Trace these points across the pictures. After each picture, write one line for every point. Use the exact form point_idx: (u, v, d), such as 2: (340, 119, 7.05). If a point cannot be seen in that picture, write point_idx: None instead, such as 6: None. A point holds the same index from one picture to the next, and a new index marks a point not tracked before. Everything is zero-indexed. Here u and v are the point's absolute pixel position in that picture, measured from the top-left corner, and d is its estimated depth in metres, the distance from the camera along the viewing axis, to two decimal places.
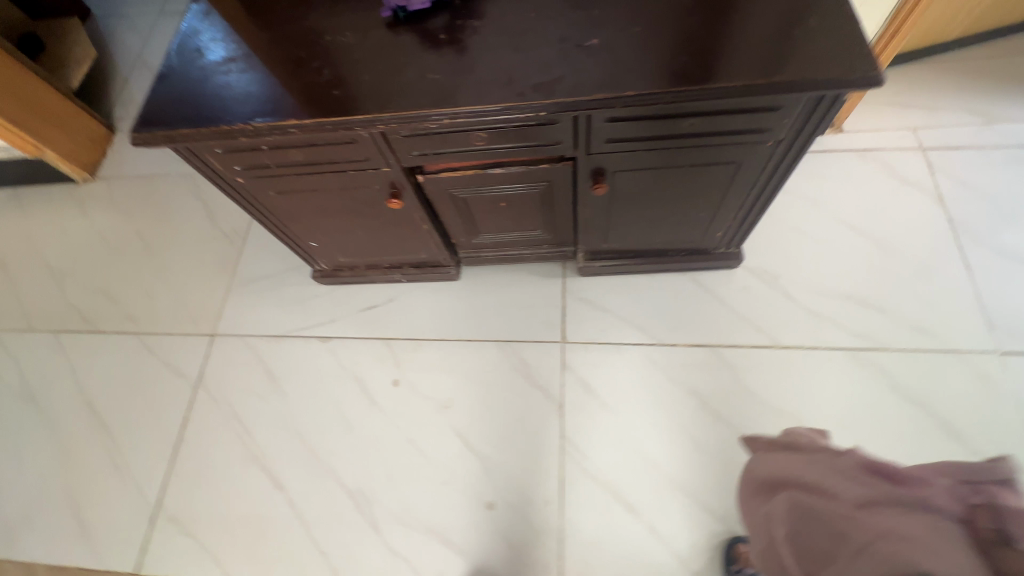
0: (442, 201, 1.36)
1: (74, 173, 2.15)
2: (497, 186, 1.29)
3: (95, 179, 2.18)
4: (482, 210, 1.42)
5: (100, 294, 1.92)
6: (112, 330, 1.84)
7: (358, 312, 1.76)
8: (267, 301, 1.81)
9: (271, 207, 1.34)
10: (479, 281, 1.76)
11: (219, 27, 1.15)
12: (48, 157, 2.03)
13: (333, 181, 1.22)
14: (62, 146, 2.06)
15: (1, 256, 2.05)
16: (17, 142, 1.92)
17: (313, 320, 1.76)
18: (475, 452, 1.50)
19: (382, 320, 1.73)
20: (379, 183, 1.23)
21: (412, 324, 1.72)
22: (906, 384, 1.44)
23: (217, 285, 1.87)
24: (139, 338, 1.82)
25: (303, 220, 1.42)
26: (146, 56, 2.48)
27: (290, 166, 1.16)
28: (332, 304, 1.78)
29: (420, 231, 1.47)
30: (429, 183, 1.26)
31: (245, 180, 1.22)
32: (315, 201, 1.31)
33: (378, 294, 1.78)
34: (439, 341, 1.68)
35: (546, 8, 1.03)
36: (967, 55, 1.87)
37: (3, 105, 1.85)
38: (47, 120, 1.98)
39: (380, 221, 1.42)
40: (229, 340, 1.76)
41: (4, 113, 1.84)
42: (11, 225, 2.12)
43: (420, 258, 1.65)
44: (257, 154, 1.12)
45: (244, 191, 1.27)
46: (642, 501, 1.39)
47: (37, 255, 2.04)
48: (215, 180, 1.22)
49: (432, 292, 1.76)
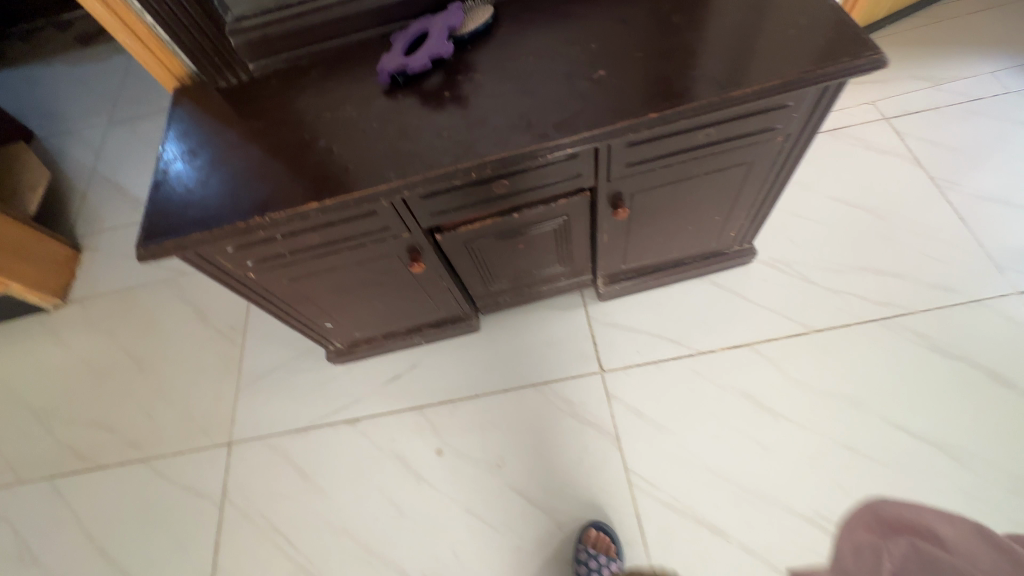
0: (460, 254, 1.32)
1: (44, 302, 2.00)
2: (516, 230, 1.27)
3: (68, 304, 2.05)
4: (500, 256, 1.39)
5: (94, 425, 1.76)
6: (115, 462, 1.68)
7: (382, 385, 1.67)
8: (283, 394, 1.70)
9: (285, 296, 1.28)
10: (500, 327, 1.71)
11: (207, 125, 1.11)
12: (14, 291, 1.87)
13: (350, 257, 1.17)
14: (29, 277, 1.93)
15: None
16: None
17: (336, 404, 1.66)
18: (540, 507, 1.41)
19: (410, 388, 1.65)
20: (399, 250, 1.19)
21: (442, 386, 1.64)
22: (945, 342, 1.45)
23: (224, 389, 1.75)
24: (147, 465, 1.66)
25: (319, 302, 1.35)
26: (103, 168, 2.39)
27: (307, 251, 1.11)
28: (353, 382, 1.69)
29: (440, 289, 1.43)
30: (449, 240, 1.23)
31: (257, 273, 1.16)
32: (331, 280, 1.25)
33: (399, 362, 1.70)
34: (474, 397, 1.60)
35: (543, 50, 1.04)
36: (900, 28, 2.01)
37: None
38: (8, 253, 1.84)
39: (399, 287, 1.37)
40: (248, 445, 1.64)
41: None
42: None
43: (439, 316, 1.59)
44: (272, 246, 1.07)
45: (256, 286, 1.21)
46: (725, 520, 1.33)
47: (14, 398, 1.86)
48: (226, 280, 1.15)
49: (455, 349, 1.69)
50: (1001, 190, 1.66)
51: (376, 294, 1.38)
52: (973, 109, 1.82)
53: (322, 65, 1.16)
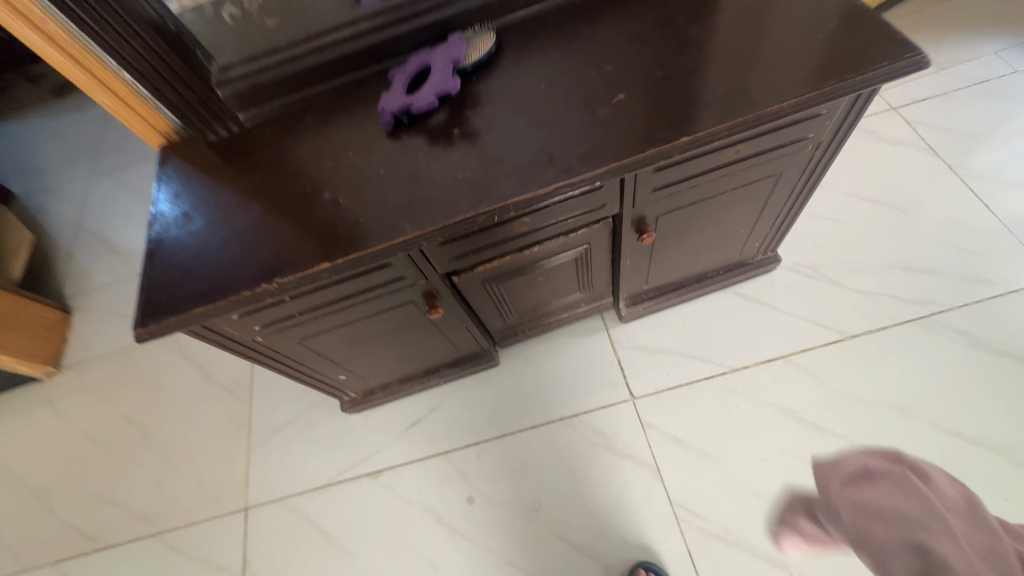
0: (478, 293, 1.25)
1: (36, 372, 1.90)
2: (535, 264, 1.20)
3: (62, 371, 1.94)
4: (518, 290, 1.32)
5: (100, 500, 1.66)
6: (125, 539, 1.58)
7: (403, 432, 1.58)
8: (298, 450, 1.61)
9: (296, 355, 1.20)
10: (520, 359, 1.63)
11: (200, 183, 1.04)
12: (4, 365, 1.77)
13: (364, 309, 1.10)
14: (19, 347, 1.82)
15: None
16: None
17: (356, 457, 1.57)
18: (584, 551, 1.33)
19: (431, 432, 1.57)
20: (415, 297, 1.12)
21: (466, 428, 1.56)
22: (988, 337, 1.39)
23: (235, 450, 1.66)
24: (160, 539, 1.56)
25: (331, 357, 1.27)
26: (88, 223, 2.30)
27: (318, 309, 1.04)
28: (371, 432, 1.61)
29: (457, 329, 1.36)
30: (465, 281, 1.16)
31: (266, 337, 1.08)
32: (344, 334, 1.18)
33: (417, 406, 1.62)
34: (500, 437, 1.52)
35: (555, 75, 0.98)
36: (897, 14, 1.97)
37: None
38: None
39: (414, 332, 1.29)
40: (266, 508, 1.54)
41: None
42: None
43: (457, 355, 1.51)
44: (281, 309, 0.99)
45: (265, 349, 1.12)
46: (782, 548, 1.26)
47: (10, 478, 1.76)
48: (233, 348, 1.07)
49: (475, 387, 1.61)
50: (1023, 173, 1.61)
51: (392, 342, 1.30)
52: (981, 91, 1.78)
53: (318, 108, 1.09)
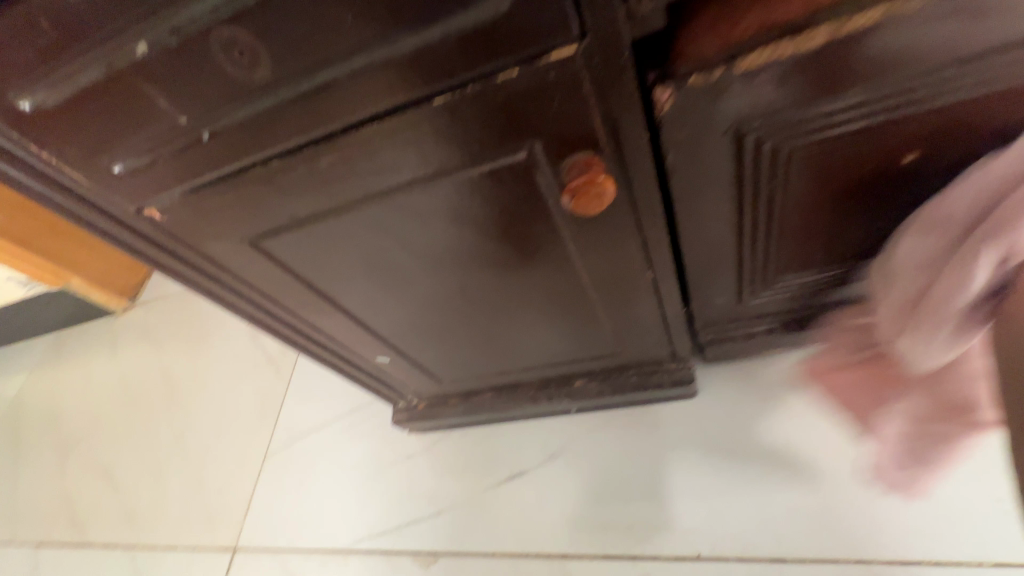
0: (715, 188, 0.46)
1: (111, 303, 1.39)
2: (940, 68, 0.37)
3: (130, 306, 1.41)
4: (820, 194, 0.48)
5: (93, 476, 1.19)
6: (101, 544, 1.09)
7: (491, 491, 0.83)
8: (325, 472, 0.97)
9: (262, 280, 0.54)
10: (749, 396, 0.74)
11: None
12: (74, 288, 1.30)
13: (392, 155, 0.39)
14: (95, 268, 1.33)
15: None
16: (28, 270, 1.23)
17: (402, 511, 0.87)
18: None
19: (539, 501, 0.79)
20: (541, 136, 0.37)
21: (608, 511, 0.75)
22: None
23: (253, 448, 1.08)
24: (133, 557, 1.04)
25: (351, 307, 0.59)
26: None
27: (253, 122, 0.36)
28: (436, 473, 0.88)
29: (631, 293, 0.56)
30: (699, 104, 0.38)
31: (164, 209, 0.44)
32: (359, 238, 0.48)
33: (521, 446, 0.84)
34: (686, 558, 0.68)
35: None
36: None
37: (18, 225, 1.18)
38: (65, 231, 1.26)
39: (531, 278, 0.54)
40: (266, 557, 0.93)
41: (16, 236, 1.18)
42: None
43: (616, 360, 0.71)
44: (140, 88, 0.34)
45: (187, 252, 0.49)
46: None
47: (15, 419, 1.34)
48: (104, 231, 0.46)
49: (642, 434, 0.78)
50: None
51: (477, 295, 0.57)
52: None
53: None
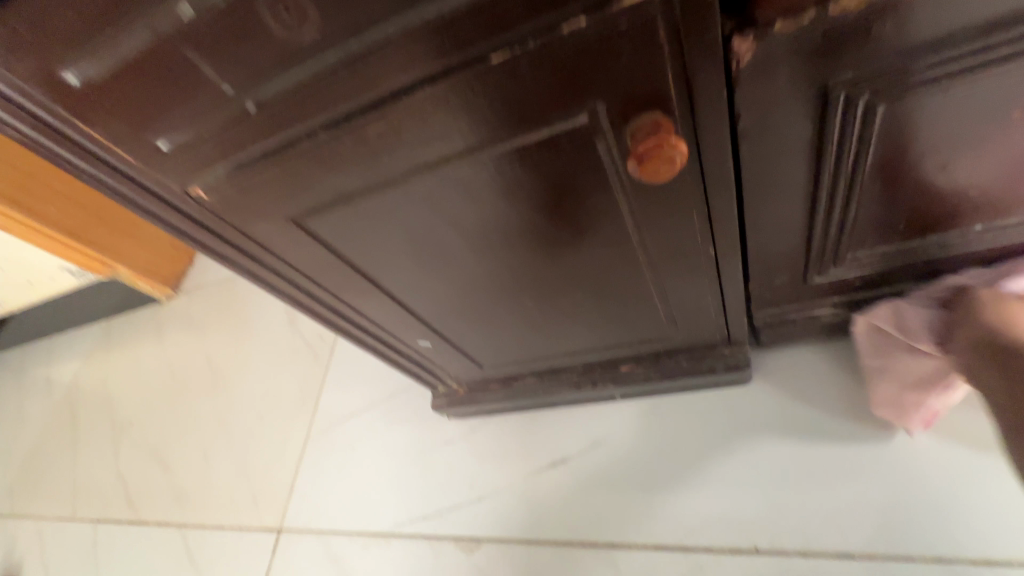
0: (791, 152, 0.42)
1: (157, 291, 1.43)
2: None
3: (175, 294, 1.45)
4: (910, 157, 0.43)
5: (145, 457, 1.23)
6: (154, 522, 1.13)
7: (533, 478, 0.81)
8: (365, 457, 0.98)
9: (306, 262, 0.53)
10: (808, 382, 0.70)
11: None
12: (123, 277, 1.34)
13: (443, 122, 0.36)
14: (142, 257, 1.36)
15: (34, 413, 1.43)
16: (80, 260, 1.27)
17: (443, 497, 0.86)
18: None
19: (583, 489, 0.77)
20: (605, 96, 0.34)
21: (656, 501, 0.72)
22: None
23: (294, 432, 1.10)
24: (185, 535, 1.08)
25: (395, 289, 0.57)
26: None
27: (300, 90, 0.34)
28: (477, 459, 0.87)
29: (689, 271, 0.52)
30: (781, 53, 0.34)
31: (209, 187, 0.43)
32: (405, 214, 0.46)
33: (564, 433, 0.82)
34: (744, 551, 0.65)
35: None
36: None
37: (70, 217, 1.23)
38: (111, 221, 1.30)
39: (582, 256, 0.51)
40: (310, 538, 0.95)
41: (68, 227, 1.22)
42: (45, 370, 1.49)
43: (666, 344, 0.68)
44: (184, 55, 0.32)
45: (232, 233, 0.49)
46: None
47: (72, 403, 1.40)
48: (152, 212, 0.45)
49: (691, 422, 0.74)
50: None
51: (524, 275, 0.54)
52: None
53: None
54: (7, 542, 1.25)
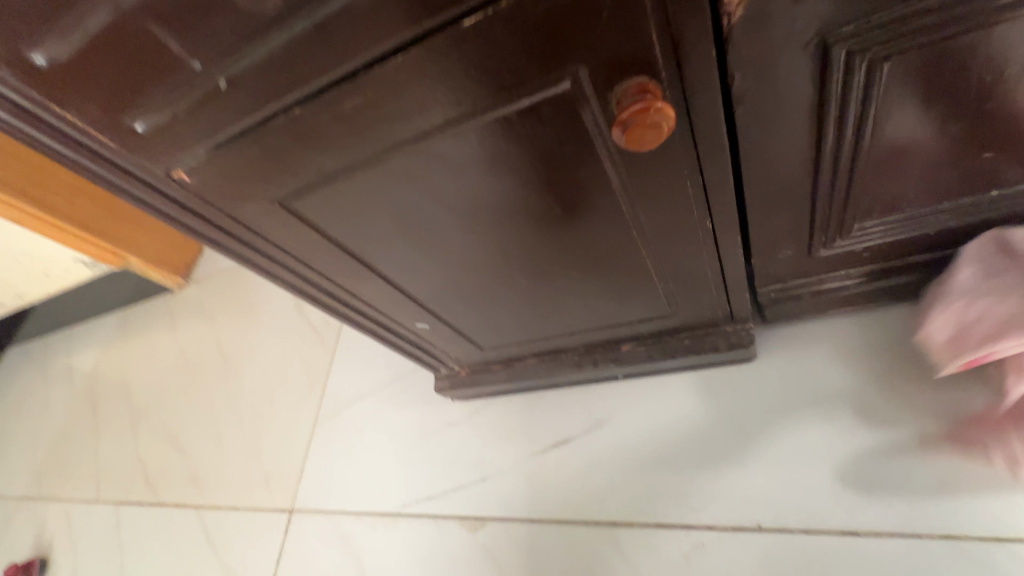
0: (790, 116, 0.39)
1: (169, 281, 1.44)
2: None
3: (185, 283, 1.47)
4: (920, 119, 0.40)
5: (162, 442, 1.27)
6: (172, 504, 1.16)
7: (535, 458, 0.81)
8: (371, 439, 0.99)
9: (296, 245, 0.52)
10: (814, 359, 0.68)
11: None
12: (135, 267, 1.36)
13: (420, 95, 0.35)
14: (152, 247, 1.38)
15: (56, 401, 1.47)
16: (93, 252, 1.29)
17: (448, 478, 0.87)
18: None
19: (585, 469, 0.77)
20: (587, 60, 0.32)
21: (658, 480, 0.71)
22: None
23: (302, 415, 1.11)
24: (201, 516, 1.11)
25: (387, 271, 0.57)
26: None
27: (270, 64, 0.33)
28: (480, 440, 0.87)
29: (686, 247, 0.50)
30: (774, 7, 0.32)
31: (191, 170, 0.42)
32: (391, 193, 0.45)
33: (566, 414, 0.82)
34: (746, 529, 0.64)
35: None
36: None
37: (81, 210, 1.24)
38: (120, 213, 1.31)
39: (575, 233, 0.50)
40: (319, 518, 0.97)
41: (79, 220, 1.23)
42: (64, 360, 1.53)
43: (667, 323, 0.66)
44: (149, 31, 0.31)
45: (220, 218, 0.48)
46: None
47: (91, 391, 1.43)
48: (137, 198, 0.45)
49: (695, 401, 0.73)
50: None
51: (517, 254, 0.53)
52: None
53: None
54: (36, 524, 1.29)
